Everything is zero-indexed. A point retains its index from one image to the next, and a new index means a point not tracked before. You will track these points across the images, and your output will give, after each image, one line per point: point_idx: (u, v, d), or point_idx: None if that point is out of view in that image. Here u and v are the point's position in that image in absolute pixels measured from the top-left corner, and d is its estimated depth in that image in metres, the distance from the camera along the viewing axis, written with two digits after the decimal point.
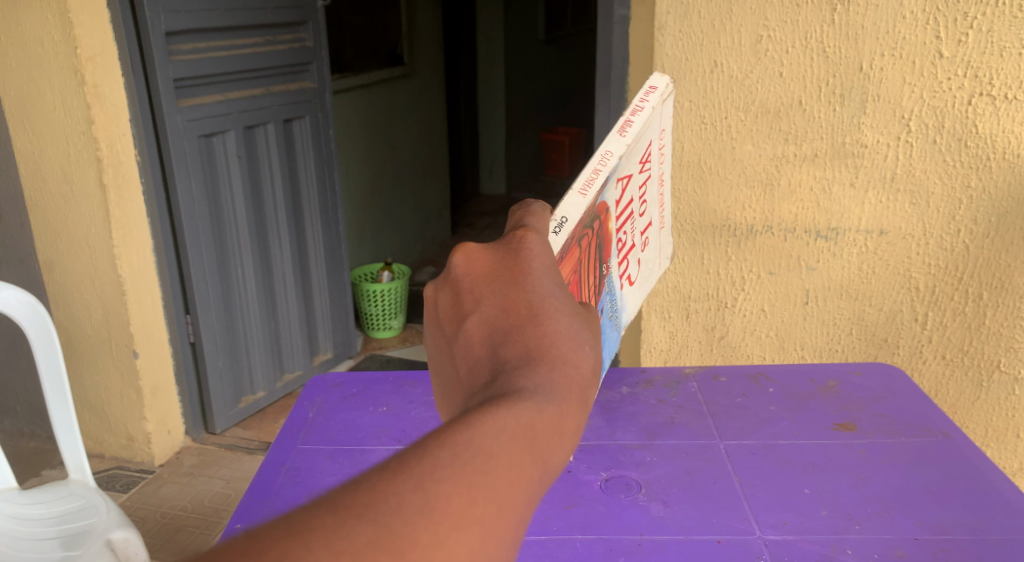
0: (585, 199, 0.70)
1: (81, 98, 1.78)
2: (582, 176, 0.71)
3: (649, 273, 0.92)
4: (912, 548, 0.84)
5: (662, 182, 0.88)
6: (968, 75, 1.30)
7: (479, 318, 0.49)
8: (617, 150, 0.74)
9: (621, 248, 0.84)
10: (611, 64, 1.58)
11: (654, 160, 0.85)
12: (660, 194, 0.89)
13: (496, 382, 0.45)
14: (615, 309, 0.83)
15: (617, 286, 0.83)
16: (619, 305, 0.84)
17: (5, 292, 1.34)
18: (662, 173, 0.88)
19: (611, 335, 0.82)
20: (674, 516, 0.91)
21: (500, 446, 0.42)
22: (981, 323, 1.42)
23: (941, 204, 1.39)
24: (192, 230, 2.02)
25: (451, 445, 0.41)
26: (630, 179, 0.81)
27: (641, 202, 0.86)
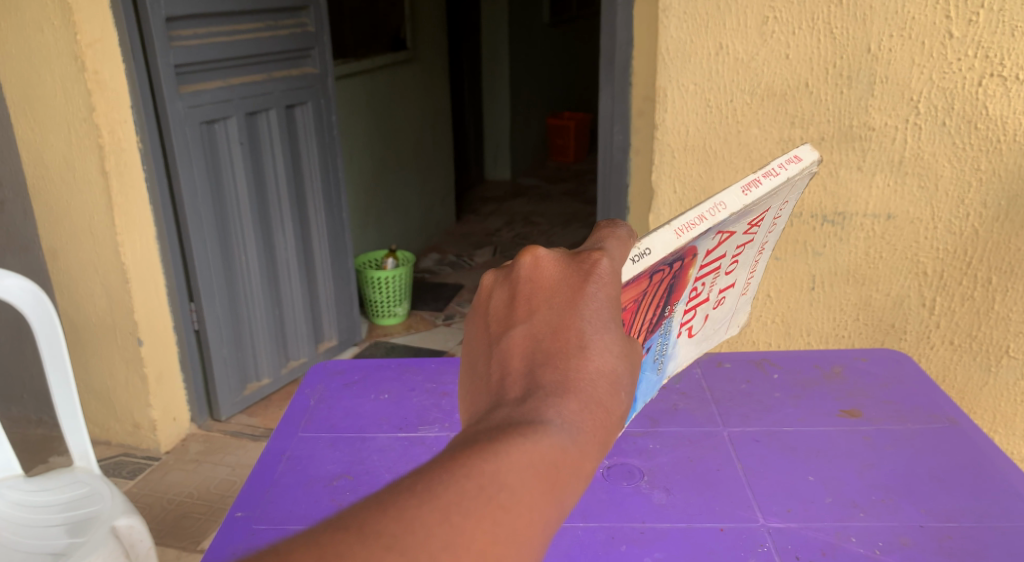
0: (678, 240, 0.67)
1: (81, 84, 1.76)
2: (686, 217, 0.69)
3: (715, 332, 0.91)
4: (918, 536, 0.83)
5: (758, 253, 0.87)
6: (978, 56, 1.28)
7: (524, 335, 0.51)
8: (733, 205, 0.71)
9: (694, 297, 0.81)
10: (615, 47, 1.55)
11: (762, 231, 0.83)
12: (754, 261, 0.89)
13: (525, 406, 0.47)
14: (663, 350, 0.81)
15: (674, 333, 0.81)
16: (669, 349, 0.82)
17: (7, 280, 1.33)
18: (763, 246, 0.87)
19: (648, 375, 0.79)
20: (676, 503, 0.90)
21: (521, 480, 0.44)
22: (990, 308, 1.41)
23: (950, 187, 1.37)
24: (195, 218, 2.02)
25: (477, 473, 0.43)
26: (731, 237, 0.77)
27: (732, 261, 0.83)
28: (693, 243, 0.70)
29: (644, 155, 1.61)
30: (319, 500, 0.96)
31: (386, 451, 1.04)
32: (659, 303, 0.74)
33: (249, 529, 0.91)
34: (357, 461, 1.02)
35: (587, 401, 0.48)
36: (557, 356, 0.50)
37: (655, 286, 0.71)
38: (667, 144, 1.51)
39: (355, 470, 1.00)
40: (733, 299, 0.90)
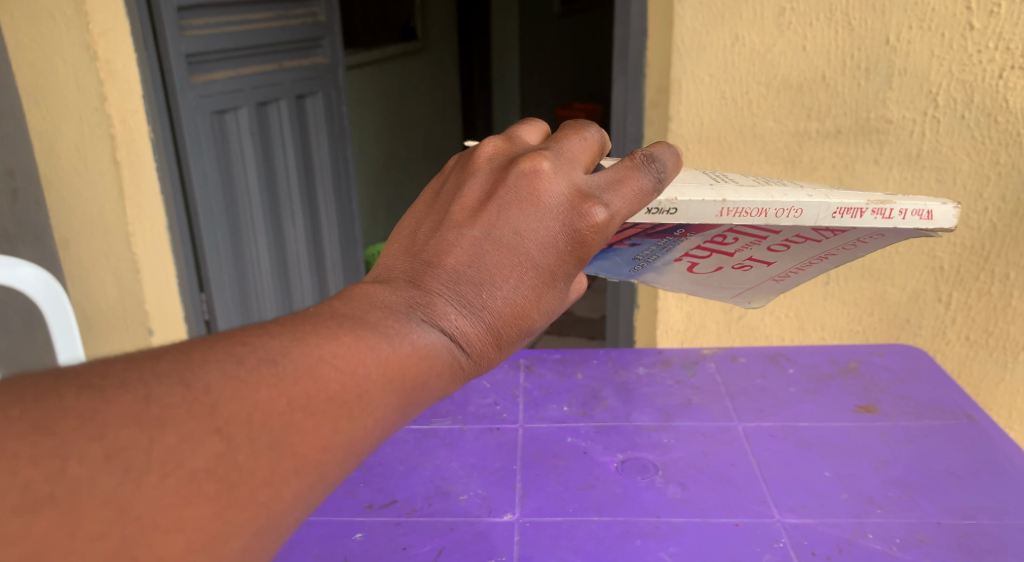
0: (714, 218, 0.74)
1: (94, 73, 1.78)
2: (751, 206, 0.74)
3: (723, 284, 0.97)
4: (936, 532, 0.82)
5: (824, 256, 0.88)
6: (999, 48, 1.24)
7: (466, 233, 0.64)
8: (806, 215, 0.74)
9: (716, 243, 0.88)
10: (629, 38, 1.54)
11: (836, 239, 0.84)
12: (810, 259, 0.88)
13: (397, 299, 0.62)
14: (653, 251, 0.90)
15: (675, 253, 0.90)
16: (656, 262, 0.92)
17: (19, 269, 1.33)
18: (828, 253, 0.88)
19: (620, 261, 0.91)
20: (691, 498, 0.89)
21: (379, 385, 0.57)
22: (1007, 304, 1.38)
23: (968, 181, 1.34)
24: (206, 209, 1.98)
25: (349, 378, 0.56)
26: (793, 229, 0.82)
27: (776, 247, 0.87)
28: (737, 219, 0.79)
29: None
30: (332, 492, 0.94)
31: (398, 443, 1.02)
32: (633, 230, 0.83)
33: None
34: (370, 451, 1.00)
35: (466, 331, 0.62)
36: (473, 279, 0.62)
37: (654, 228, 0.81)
38: (682, 136, 1.51)
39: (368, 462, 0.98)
40: (759, 275, 0.93)
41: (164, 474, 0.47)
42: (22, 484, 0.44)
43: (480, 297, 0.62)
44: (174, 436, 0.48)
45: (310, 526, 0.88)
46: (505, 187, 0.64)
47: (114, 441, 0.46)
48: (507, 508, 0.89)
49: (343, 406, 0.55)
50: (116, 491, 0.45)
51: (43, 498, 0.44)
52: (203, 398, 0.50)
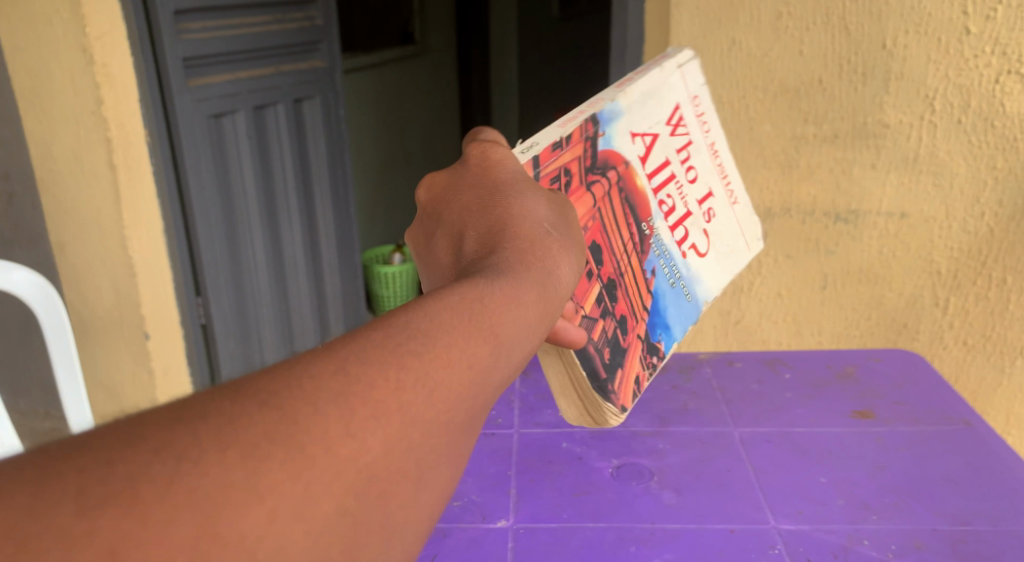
0: (559, 130, 0.74)
1: (89, 77, 1.75)
2: (568, 115, 0.77)
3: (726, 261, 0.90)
4: (931, 539, 0.82)
5: (712, 147, 0.89)
6: (995, 53, 1.26)
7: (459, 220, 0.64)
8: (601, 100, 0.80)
9: (669, 213, 0.84)
10: (626, 42, 1.54)
11: (697, 129, 0.87)
12: (717, 165, 0.89)
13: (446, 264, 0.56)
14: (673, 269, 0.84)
15: (675, 252, 0.84)
16: (683, 271, 0.85)
17: (14, 273, 1.31)
18: (717, 159, 0.89)
19: (670, 298, 0.83)
20: (686, 504, 0.89)
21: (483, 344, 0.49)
22: (1005, 308, 1.39)
23: (965, 186, 1.36)
24: (202, 210, 1.99)
25: (420, 326, 0.48)
26: (657, 139, 0.83)
27: (688, 170, 0.86)
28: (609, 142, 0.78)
29: None
30: None
31: None
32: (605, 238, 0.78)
33: None
34: None
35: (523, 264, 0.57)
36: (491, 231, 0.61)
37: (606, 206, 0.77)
38: None
39: None
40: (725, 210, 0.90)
41: (236, 451, 0.39)
42: (71, 495, 0.35)
43: (552, 264, 0.59)
44: (231, 417, 0.40)
45: None
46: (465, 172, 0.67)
47: (172, 433, 0.38)
48: (501, 514, 0.89)
49: (417, 348, 0.47)
50: (190, 480, 0.37)
51: (105, 498, 0.36)
52: (259, 384, 0.42)
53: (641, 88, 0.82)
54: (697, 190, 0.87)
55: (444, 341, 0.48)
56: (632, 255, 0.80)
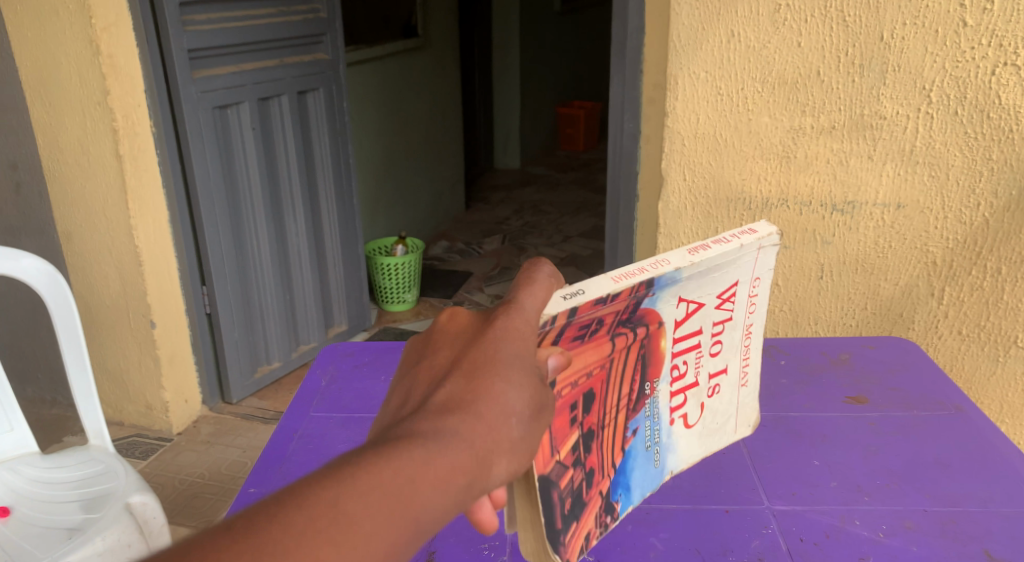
0: (614, 285, 0.70)
1: (96, 68, 1.78)
2: (624, 269, 0.73)
3: None
4: (921, 520, 0.84)
5: (753, 298, 0.86)
6: (992, 44, 1.28)
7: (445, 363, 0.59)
8: None
9: (679, 378, 0.83)
10: (627, 35, 1.55)
11: None
12: None
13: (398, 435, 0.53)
14: (652, 435, 0.82)
15: None
16: (663, 437, 0.83)
17: (24, 260, 1.35)
18: (751, 326, 0.87)
19: None
20: (682, 486, 0.91)
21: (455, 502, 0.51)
22: (999, 298, 1.42)
23: (960, 177, 1.37)
24: (207, 201, 2.03)
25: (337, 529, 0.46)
26: (702, 309, 0.81)
27: (713, 345, 0.84)
28: (650, 307, 0.75)
29: (654, 143, 1.60)
30: None
31: None
32: (625, 385, 0.76)
33: None
34: None
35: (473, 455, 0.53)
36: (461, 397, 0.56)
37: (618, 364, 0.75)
38: (678, 132, 1.50)
39: None
40: None
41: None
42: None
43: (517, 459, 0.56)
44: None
45: None
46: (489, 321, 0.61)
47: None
48: None
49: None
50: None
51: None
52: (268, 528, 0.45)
53: (713, 260, 0.78)
54: (716, 364, 0.87)
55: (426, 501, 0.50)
56: (625, 410, 0.77)
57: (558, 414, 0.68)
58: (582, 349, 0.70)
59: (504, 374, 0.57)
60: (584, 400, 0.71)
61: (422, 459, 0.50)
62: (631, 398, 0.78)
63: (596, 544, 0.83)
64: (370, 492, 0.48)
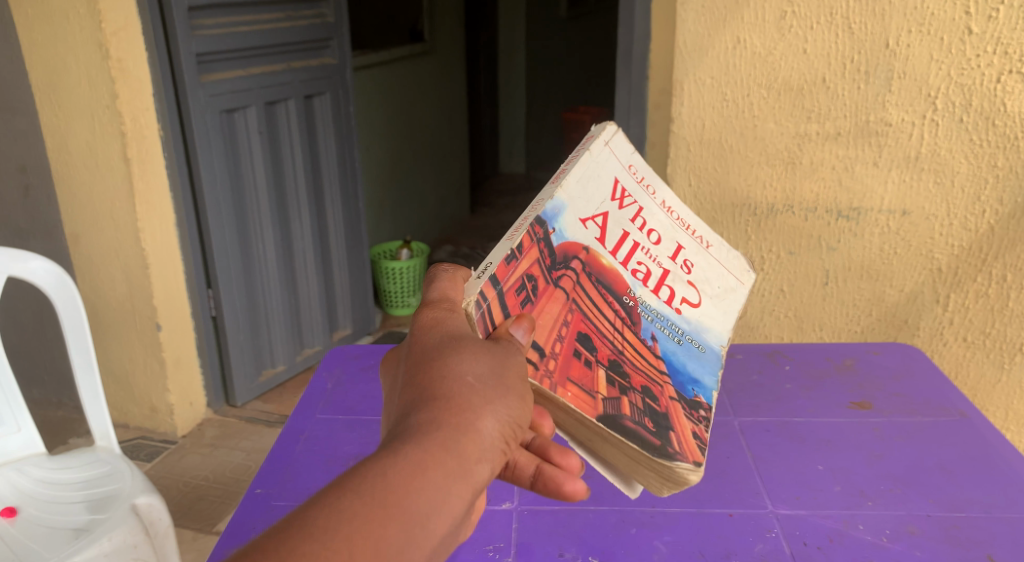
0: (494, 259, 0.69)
1: (105, 72, 1.79)
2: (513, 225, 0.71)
3: None
4: (925, 525, 0.84)
5: (640, 178, 0.81)
6: (997, 52, 1.28)
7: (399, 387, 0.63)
8: None
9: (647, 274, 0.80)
10: (633, 41, 1.56)
11: None
12: None
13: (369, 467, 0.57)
14: (671, 330, 0.80)
15: None
16: (684, 325, 0.82)
17: (33, 262, 1.36)
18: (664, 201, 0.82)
19: None
20: (686, 489, 0.91)
21: (457, 472, 0.58)
22: (1004, 305, 1.42)
23: (966, 184, 1.37)
24: (214, 204, 2.04)
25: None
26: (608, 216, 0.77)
27: (650, 234, 0.80)
28: (564, 238, 0.72)
29: (659, 149, 1.60)
30: None
31: None
32: (607, 306, 0.76)
33: (267, 506, 0.90)
34: (374, 442, 1.00)
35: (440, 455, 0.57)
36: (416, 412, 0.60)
37: (585, 294, 0.74)
38: (683, 137, 1.51)
39: (372, 450, 0.98)
40: None
41: None
42: None
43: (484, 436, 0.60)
44: None
45: None
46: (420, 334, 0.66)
47: None
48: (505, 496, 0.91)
49: None
50: None
51: None
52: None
53: (575, 179, 0.74)
54: (668, 248, 0.82)
55: (424, 481, 0.56)
56: (626, 331, 0.77)
57: (567, 369, 0.71)
58: (539, 308, 0.71)
59: (440, 372, 0.62)
60: (580, 343, 0.74)
61: (393, 475, 0.55)
62: (626, 315, 0.77)
63: (601, 547, 0.83)
64: (347, 520, 0.53)
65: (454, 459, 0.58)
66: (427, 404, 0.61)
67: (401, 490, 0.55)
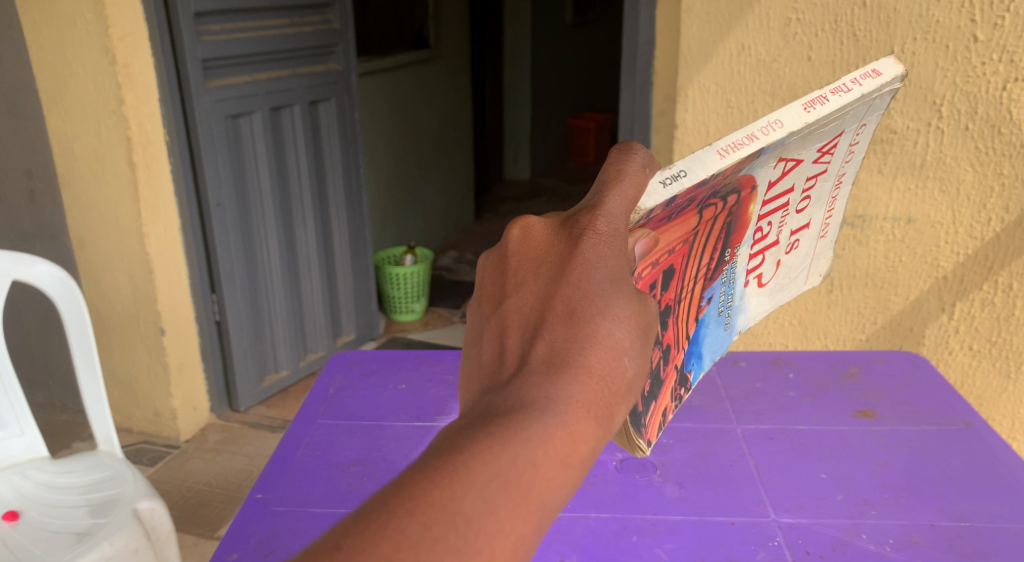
0: (724, 161, 0.61)
1: (112, 77, 1.80)
2: (733, 137, 0.63)
3: None
4: (928, 534, 0.84)
5: (853, 148, 0.80)
6: (1003, 60, 1.27)
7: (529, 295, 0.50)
8: None
9: (760, 240, 0.80)
10: (638, 47, 1.56)
11: None
12: None
13: (518, 389, 0.45)
14: (727, 294, 0.81)
15: None
16: (736, 300, 0.82)
17: (37, 266, 1.36)
18: (841, 175, 0.83)
19: None
20: (688, 497, 0.91)
21: (586, 422, 0.45)
22: (1011, 314, 1.40)
23: (971, 192, 1.37)
24: (218, 208, 2.05)
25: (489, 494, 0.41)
26: (800, 165, 0.75)
27: (800, 202, 0.81)
28: (751, 172, 0.70)
29: (663, 155, 1.60)
30: (336, 484, 0.93)
31: (402, 439, 1.01)
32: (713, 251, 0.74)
33: (267, 510, 0.89)
34: (375, 447, 1.00)
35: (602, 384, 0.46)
36: (569, 328, 0.47)
37: (711, 228, 0.72)
38: (687, 144, 1.51)
39: (373, 456, 0.98)
40: None
41: None
42: None
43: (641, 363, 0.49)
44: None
45: (316, 517, 0.88)
46: (555, 242, 0.52)
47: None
48: None
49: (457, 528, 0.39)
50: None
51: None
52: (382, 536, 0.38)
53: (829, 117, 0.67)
54: (797, 224, 0.84)
55: (557, 443, 0.43)
56: (702, 279, 0.74)
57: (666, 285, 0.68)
58: (677, 224, 0.66)
59: (588, 284, 0.49)
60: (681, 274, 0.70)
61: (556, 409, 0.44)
62: (715, 265, 0.76)
63: (601, 554, 0.83)
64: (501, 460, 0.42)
65: (605, 394, 0.46)
66: (556, 333, 0.47)
67: (552, 429, 0.44)
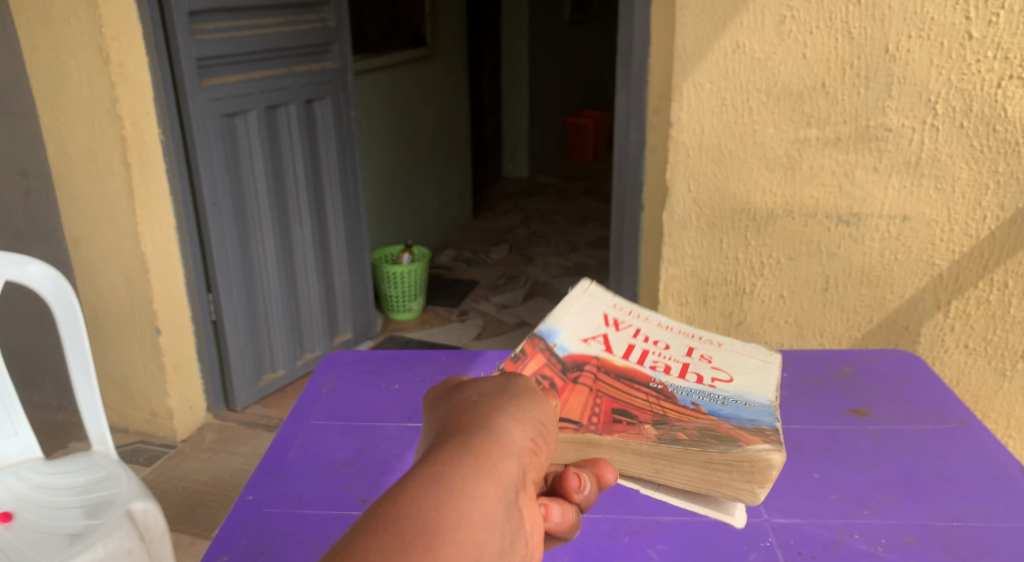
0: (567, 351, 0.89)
1: (106, 76, 1.79)
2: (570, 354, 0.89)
3: None
4: (921, 534, 0.83)
5: (630, 310, 0.97)
6: (998, 57, 1.27)
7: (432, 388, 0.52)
8: None
9: (665, 369, 0.88)
10: (633, 45, 1.55)
11: None
12: None
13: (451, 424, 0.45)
14: (709, 395, 0.82)
15: None
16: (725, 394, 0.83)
17: (29, 266, 1.35)
18: (658, 321, 0.97)
19: None
20: (681, 497, 0.90)
21: (520, 431, 0.45)
22: (1006, 312, 1.42)
23: (967, 189, 1.36)
24: (214, 208, 2.04)
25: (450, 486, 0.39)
26: (614, 334, 0.92)
27: (654, 343, 0.92)
28: (565, 349, 0.88)
29: (659, 153, 1.59)
30: (328, 486, 0.93)
31: (394, 441, 1.01)
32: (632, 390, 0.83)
33: (258, 512, 0.89)
34: (367, 448, 0.99)
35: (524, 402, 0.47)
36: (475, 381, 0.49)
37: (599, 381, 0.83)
38: (682, 143, 1.50)
39: (365, 457, 0.98)
40: None
41: None
42: None
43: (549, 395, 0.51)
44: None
45: (308, 519, 0.88)
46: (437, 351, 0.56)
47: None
48: None
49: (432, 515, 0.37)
50: None
51: None
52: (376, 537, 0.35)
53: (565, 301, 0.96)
54: (676, 350, 0.92)
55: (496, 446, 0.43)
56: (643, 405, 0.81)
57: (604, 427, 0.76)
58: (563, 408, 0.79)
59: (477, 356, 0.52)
60: (615, 415, 0.78)
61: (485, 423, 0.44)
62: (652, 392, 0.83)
63: (593, 556, 0.82)
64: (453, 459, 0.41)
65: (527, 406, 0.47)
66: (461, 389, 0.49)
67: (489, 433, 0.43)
